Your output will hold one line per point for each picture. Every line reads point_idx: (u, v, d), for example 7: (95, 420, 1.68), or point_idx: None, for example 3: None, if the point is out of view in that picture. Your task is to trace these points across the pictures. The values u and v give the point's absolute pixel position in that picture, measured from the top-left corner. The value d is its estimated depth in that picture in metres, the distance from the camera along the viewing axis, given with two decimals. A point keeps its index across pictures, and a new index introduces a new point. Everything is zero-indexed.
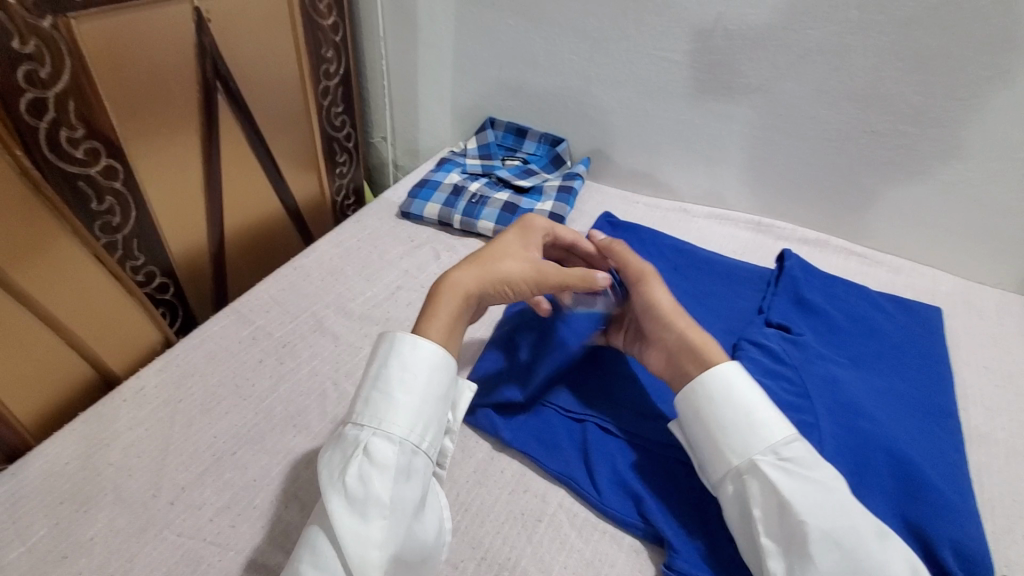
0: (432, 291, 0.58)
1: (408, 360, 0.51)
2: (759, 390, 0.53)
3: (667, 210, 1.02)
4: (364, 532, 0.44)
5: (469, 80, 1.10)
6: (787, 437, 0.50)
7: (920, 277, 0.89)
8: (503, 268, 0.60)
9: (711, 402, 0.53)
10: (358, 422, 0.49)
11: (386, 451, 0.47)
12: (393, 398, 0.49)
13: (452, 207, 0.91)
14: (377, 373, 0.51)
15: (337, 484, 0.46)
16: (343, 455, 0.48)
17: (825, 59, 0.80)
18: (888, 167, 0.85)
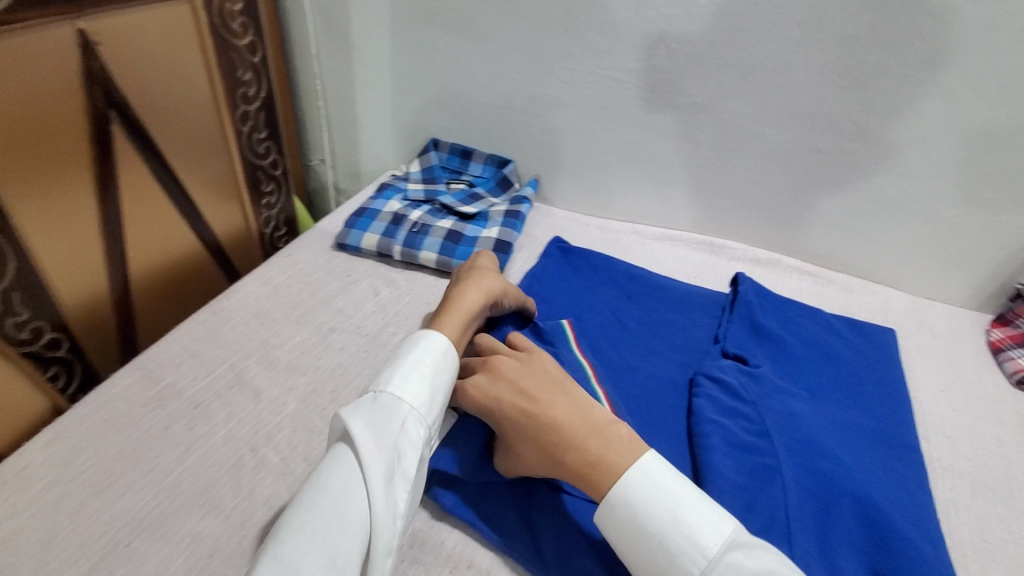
0: (442, 308, 0.62)
1: (442, 355, 0.54)
2: (669, 495, 0.44)
3: (619, 233, 0.98)
4: (391, 502, 0.44)
5: (409, 100, 1.05)
6: (713, 559, 0.40)
7: (872, 295, 0.87)
8: (494, 283, 0.66)
9: (620, 518, 0.44)
10: (398, 394, 0.49)
11: (419, 434, 0.49)
12: (430, 386, 0.51)
13: (392, 236, 0.84)
14: (418, 358, 0.52)
15: (374, 446, 0.45)
16: (379, 419, 0.47)
17: (768, 78, 0.79)
18: (835, 186, 0.83)
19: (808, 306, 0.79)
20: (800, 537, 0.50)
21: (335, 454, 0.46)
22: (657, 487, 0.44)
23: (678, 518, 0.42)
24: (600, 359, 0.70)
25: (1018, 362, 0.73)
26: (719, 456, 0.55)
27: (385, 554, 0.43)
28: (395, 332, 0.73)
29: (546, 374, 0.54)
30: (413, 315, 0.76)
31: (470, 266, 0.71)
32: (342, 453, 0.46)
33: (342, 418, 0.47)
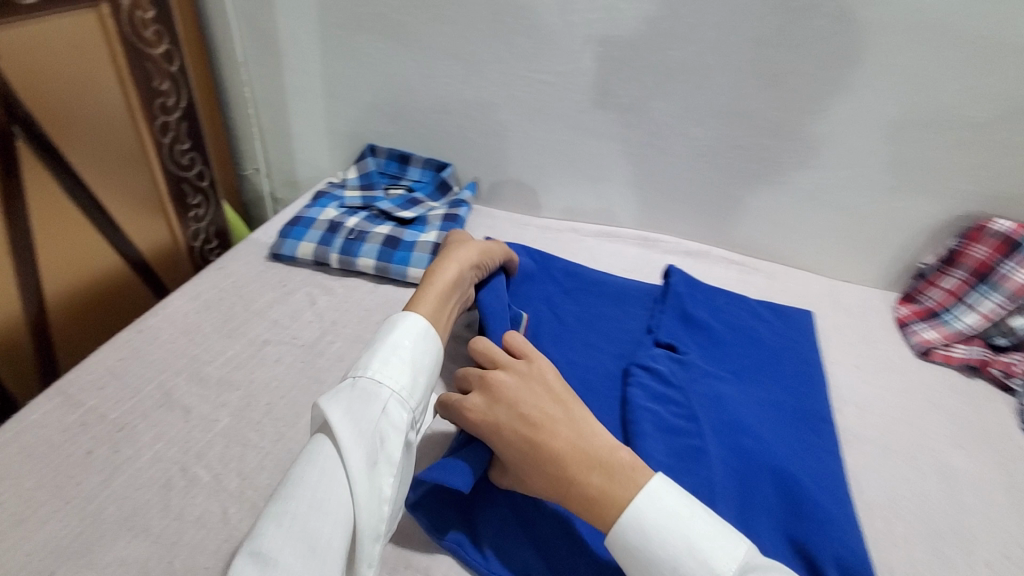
0: (420, 285, 0.64)
1: (423, 337, 0.56)
2: (680, 520, 0.44)
3: (558, 231, 1.00)
4: (374, 488, 0.46)
5: (344, 106, 1.04)
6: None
7: (794, 281, 0.92)
8: (464, 254, 0.68)
9: (629, 544, 0.44)
10: (377, 380, 0.50)
11: (401, 417, 0.50)
12: (411, 369, 0.53)
13: (328, 245, 0.83)
14: (397, 343, 0.53)
15: (353, 432, 0.47)
16: (358, 407, 0.48)
17: (688, 78, 0.82)
18: (756, 179, 0.88)
19: (736, 293, 0.83)
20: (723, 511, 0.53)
21: (316, 441, 0.48)
22: (667, 512, 0.44)
23: (691, 543, 0.43)
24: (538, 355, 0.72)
25: (922, 335, 0.79)
26: (650, 441, 0.57)
27: (370, 537, 0.46)
28: (333, 340, 0.72)
29: (547, 392, 0.52)
30: (351, 322, 0.75)
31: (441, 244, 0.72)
32: (321, 441, 0.47)
33: (321, 407, 0.48)
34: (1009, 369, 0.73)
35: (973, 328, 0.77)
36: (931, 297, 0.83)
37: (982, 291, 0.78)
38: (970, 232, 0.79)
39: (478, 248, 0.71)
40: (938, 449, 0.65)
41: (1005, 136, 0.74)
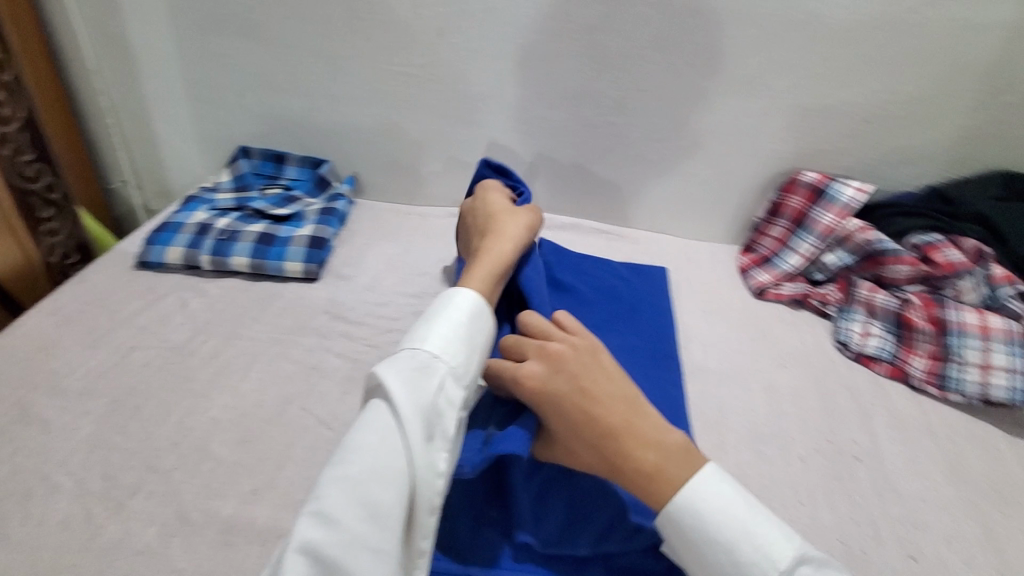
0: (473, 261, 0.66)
1: (475, 316, 0.55)
2: (736, 508, 0.45)
3: (439, 217, 1.04)
4: (434, 460, 0.45)
5: (212, 110, 1.03)
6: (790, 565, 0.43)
7: (653, 244, 1.01)
8: (514, 235, 0.70)
9: (681, 523, 0.45)
10: (435, 355, 0.49)
11: (457, 394, 0.49)
12: (465, 348, 0.52)
13: (198, 247, 0.83)
14: (454, 320, 0.53)
15: (415, 403, 0.45)
16: (419, 377, 0.47)
17: (537, 65, 0.89)
18: (610, 155, 0.96)
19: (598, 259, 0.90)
20: None
21: (372, 407, 0.46)
22: (721, 497, 0.45)
23: (748, 529, 0.44)
24: None
25: (757, 279, 0.91)
26: None
27: (427, 511, 0.44)
28: (205, 339, 0.72)
29: (600, 368, 0.52)
30: (225, 320, 0.75)
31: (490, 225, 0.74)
32: (382, 407, 0.45)
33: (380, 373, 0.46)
34: (825, 299, 0.86)
35: (795, 268, 0.89)
36: (764, 245, 0.94)
37: (800, 236, 0.90)
38: (786, 185, 0.92)
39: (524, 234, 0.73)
40: (765, 371, 0.76)
41: (802, 101, 0.86)
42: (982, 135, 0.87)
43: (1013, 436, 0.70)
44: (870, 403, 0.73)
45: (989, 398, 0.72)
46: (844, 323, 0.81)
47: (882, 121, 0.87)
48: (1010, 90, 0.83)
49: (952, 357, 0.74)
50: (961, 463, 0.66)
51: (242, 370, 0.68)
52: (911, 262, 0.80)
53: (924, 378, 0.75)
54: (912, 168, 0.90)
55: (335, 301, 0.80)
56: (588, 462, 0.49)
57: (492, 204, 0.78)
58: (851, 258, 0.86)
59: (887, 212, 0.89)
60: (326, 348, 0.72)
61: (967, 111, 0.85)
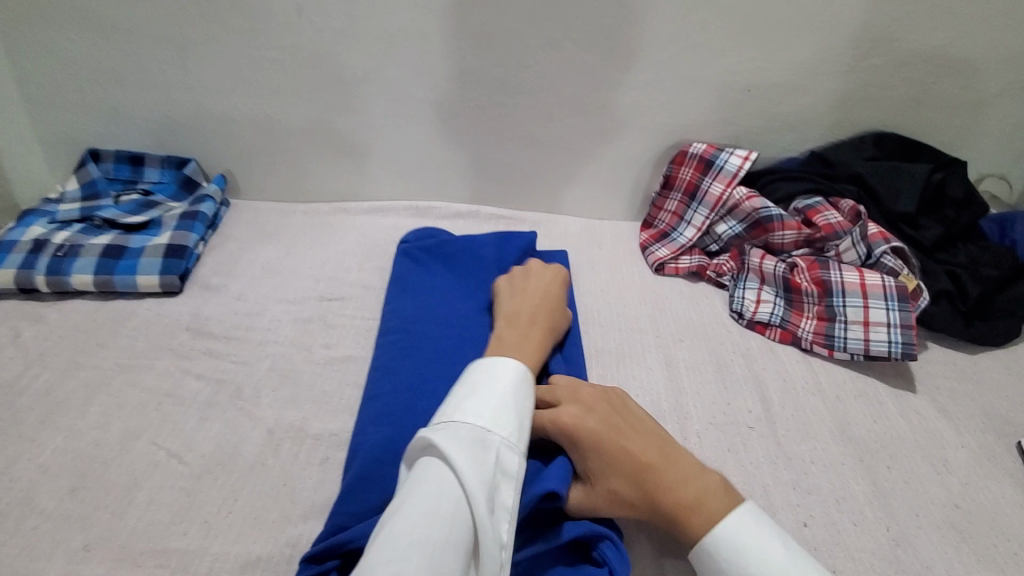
0: (509, 338, 0.58)
1: (522, 383, 0.50)
2: (772, 549, 0.44)
3: (326, 213, 0.96)
4: (495, 537, 0.41)
5: (50, 110, 0.90)
6: None
7: (555, 226, 0.98)
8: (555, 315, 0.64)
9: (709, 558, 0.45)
10: (488, 425, 0.45)
11: (515, 465, 0.45)
12: (518, 414, 0.47)
13: (31, 268, 0.72)
14: (503, 386, 0.48)
15: (477, 479, 0.42)
16: (475, 450, 0.43)
17: (411, 43, 0.83)
18: (501, 136, 0.92)
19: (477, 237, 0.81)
20: None
21: (425, 475, 0.42)
22: (752, 538, 0.44)
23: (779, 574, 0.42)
24: (292, 341, 0.69)
25: (655, 254, 0.90)
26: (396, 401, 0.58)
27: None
28: (38, 373, 0.63)
29: (636, 415, 0.53)
30: (64, 349, 0.66)
31: (525, 289, 0.67)
32: (438, 476, 0.42)
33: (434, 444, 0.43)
34: (720, 269, 0.86)
35: (691, 240, 0.89)
36: (662, 219, 0.94)
37: (694, 208, 0.90)
38: (677, 157, 0.91)
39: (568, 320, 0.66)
40: (663, 346, 0.75)
41: (686, 72, 0.85)
42: (853, 98, 0.89)
43: (897, 389, 0.73)
44: (764, 370, 0.73)
45: (871, 353, 0.73)
46: (738, 292, 0.81)
47: (762, 89, 0.87)
48: (875, 52, 0.85)
49: (836, 317, 0.76)
50: (848, 420, 0.68)
51: (81, 405, 0.59)
52: (795, 226, 0.82)
53: (813, 339, 0.76)
54: (794, 134, 0.92)
55: (199, 315, 0.71)
56: (627, 500, 0.48)
57: (536, 267, 0.71)
58: (741, 226, 0.87)
59: (772, 179, 0.90)
60: (185, 370, 0.64)
61: (839, 75, 0.87)
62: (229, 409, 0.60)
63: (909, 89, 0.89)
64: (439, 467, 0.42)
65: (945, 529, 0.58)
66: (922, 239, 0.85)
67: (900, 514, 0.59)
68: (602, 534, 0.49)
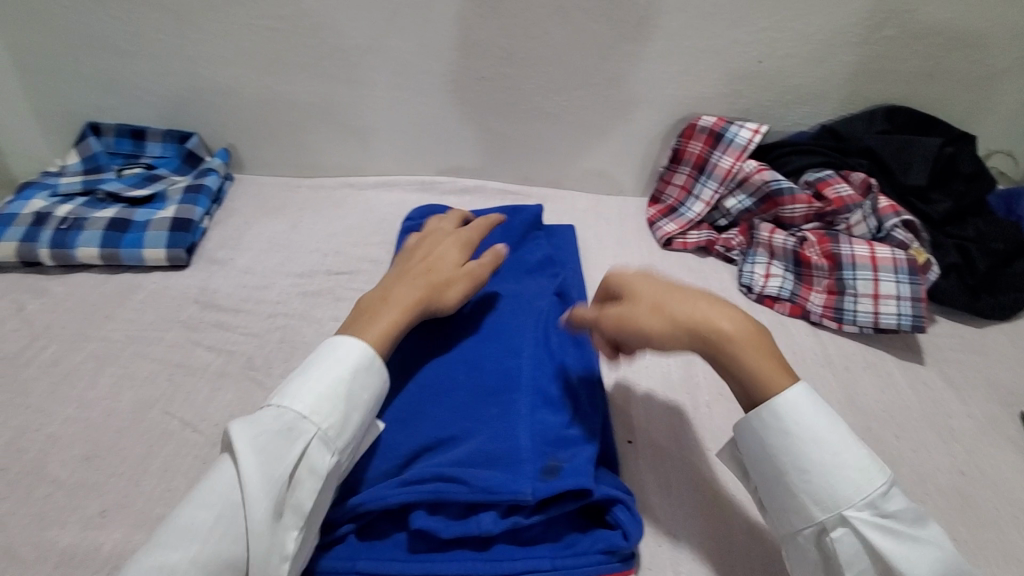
0: (368, 307, 0.55)
1: (362, 368, 0.49)
2: (835, 423, 0.46)
3: (331, 188, 0.95)
4: (273, 533, 0.42)
5: (47, 82, 0.88)
6: (884, 488, 0.44)
7: (562, 201, 0.97)
8: (433, 275, 0.60)
9: (776, 418, 0.46)
10: (303, 415, 0.45)
11: (323, 460, 0.45)
12: (342, 406, 0.47)
13: (34, 240, 0.71)
14: (334, 373, 0.47)
15: (261, 473, 0.42)
16: (272, 443, 0.44)
17: (415, 12, 0.81)
18: (507, 109, 0.90)
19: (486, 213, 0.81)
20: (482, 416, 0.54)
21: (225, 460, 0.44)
22: (820, 414, 0.46)
23: (842, 445, 0.45)
24: (300, 313, 0.68)
25: (663, 228, 0.89)
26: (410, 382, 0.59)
27: None
28: (45, 345, 0.62)
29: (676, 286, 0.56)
30: (71, 321, 0.65)
31: (411, 259, 0.63)
32: (230, 466, 0.44)
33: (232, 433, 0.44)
34: (729, 244, 0.85)
35: (699, 215, 0.89)
36: (670, 194, 0.93)
37: (703, 182, 0.89)
38: (686, 130, 0.90)
39: (470, 279, 0.61)
40: None
41: (694, 43, 0.84)
42: (864, 71, 0.88)
43: (905, 360, 0.73)
44: (774, 342, 0.73)
45: (880, 326, 0.73)
46: (747, 266, 0.81)
47: (772, 61, 0.86)
48: (888, 24, 0.83)
49: (845, 290, 0.75)
50: (856, 392, 0.68)
51: (90, 375, 0.59)
52: (805, 200, 0.81)
53: (823, 313, 0.76)
54: (802, 107, 0.91)
55: (206, 288, 0.71)
56: (676, 317, 0.48)
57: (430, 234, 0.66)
58: (750, 201, 0.86)
59: (783, 152, 0.89)
60: (194, 342, 0.64)
61: (850, 46, 0.85)
62: (241, 380, 0.60)
63: (921, 61, 0.87)
64: (230, 458, 0.44)
65: (951, 496, 0.59)
66: (932, 214, 0.85)
67: (908, 481, 0.59)
68: (615, 499, 0.49)
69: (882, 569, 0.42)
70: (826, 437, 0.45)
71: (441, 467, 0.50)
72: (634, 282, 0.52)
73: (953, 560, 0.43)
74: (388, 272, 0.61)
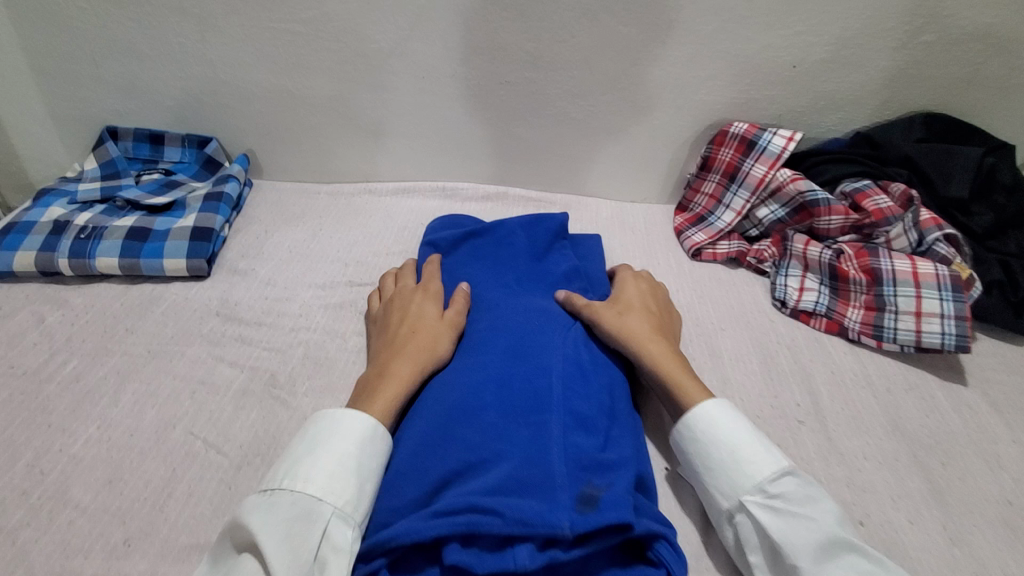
0: (367, 388, 0.56)
1: (370, 441, 0.50)
2: (739, 422, 0.53)
3: (351, 194, 0.93)
4: None
5: (65, 86, 0.87)
6: (775, 473, 0.49)
7: (586, 208, 0.95)
8: (417, 333, 0.61)
9: (683, 426, 0.55)
10: (318, 496, 0.46)
11: (345, 536, 0.45)
12: (356, 478, 0.48)
13: (53, 250, 0.70)
14: (344, 449, 0.49)
15: (287, 562, 0.42)
16: (296, 528, 0.44)
17: (439, 15, 0.79)
18: (531, 115, 0.88)
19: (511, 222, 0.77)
20: (512, 439, 0.51)
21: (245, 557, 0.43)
22: (723, 417, 0.53)
23: (737, 442, 0.52)
24: (324, 327, 0.67)
25: (692, 238, 0.87)
26: (432, 399, 0.55)
27: None
28: (66, 360, 0.61)
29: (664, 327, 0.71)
30: (92, 335, 0.64)
31: (393, 323, 0.64)
32: (248, 560, 0.43)
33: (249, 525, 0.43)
34: (761, 255, 0.83)
35: (730, 225, 0.86)
36: (699, 203, 0.90)
37: (734, 191, 0.87)
38: (717, 137, 0.88)
39: (453, 327, 0.63)
40: (704, 336, 0.73)
41: (727, 48, 0.81)
42: (902, 76, 0.84)
43: (947, 381, 0.70)
44: (809, 361, 0.71)
45: (922, 345, 0.70)
46: (781, 279, 0.79)
47: (807, 67, 0.83)
48: (928, 28, 0.80)
49: (886, 307, 0.72)
50: (899, 415, 0.65)
51: (111, 392, 0.58)
52: (843, 211, 0.79)
53: (861, 330, 0.73)
54: (837, 114, 0.88)
55: (228, 300, 0.69)
56: (640, 320, 0.63)
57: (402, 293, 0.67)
58: (783, 211, 0.83)
59: (818, 160, 0.86)
60: (217, 357, 0.62)
61: (888, 52, 0.82)
62: (265, 399, 0.58)
63: (962, 67, 0.84)
64: (252, 553, 0.43)
65: (1002, 529, 0.56)
66: (973, 226, 0.82)
67: (955, 511, 0.57)
68: (657, 534, 0.47)
69: (773, 547, 0.47)
70: (722, 433, 0.52)
71: (474, 496, 0.47)
72: (629, 289, 0.68)
73: (837, 539, 0.45)
74: (377, 345, 0.62)
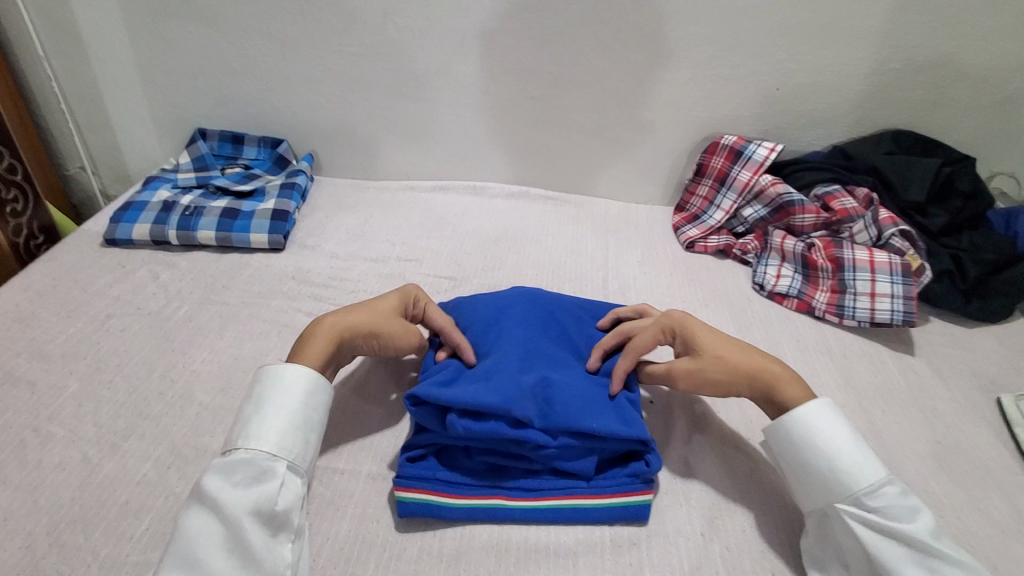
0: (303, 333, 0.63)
1: (311, 394, 0.57)
2: (841, 432, 0.57)
3: (395, 189, 1.09)
4: (279, 553, 0.49)
5: (166, 95, 1.05)
6: (875, 486, 0.53)
7: (596, 206, 1.10)
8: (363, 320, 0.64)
9: (781, 431, 0.59)
10: (273, 454, 0.52)
11: (298, 483, 0.53)
12: (303, 432, 0.55)
13: (164, 223, 0.87)
14: (292, 407, 0.55)
15: (248, 509, 0.48)
16: (255, 482, 0.50)
17: (477, 43, 0.95)
18: (551, 126, 1.04)
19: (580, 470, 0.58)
20: None
21: (193, 511, 0.48)
22: (824, 427, 0.57)
23: (836, 452, 0.56)
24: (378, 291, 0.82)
25: (687, 233, 1.01)
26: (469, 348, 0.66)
27: None
28: (179, 305, 0.77)
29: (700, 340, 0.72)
30: (196, 288, 0.80)
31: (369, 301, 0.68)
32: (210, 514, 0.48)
33: (210, 487, 0.48)
34: (745, 248, 0.96)
35: (719, 222, 1.01)
36: (694, 204, 1.05)
37: (724, 193, 1.01)
38: (710, 147, 1.02)
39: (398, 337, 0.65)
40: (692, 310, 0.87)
41: (718, 71, 0.96)
42: (873, 98, 0.99)
43: (897, 351, 0.83)
44: (779, 332, 0.84)
45: (876, 320, 0.84)
46: (761, 267, 0.92)
47: (789, 89, 0.97)
48: (894, 57, 0.94)
49: (847, 289, 0.86)
50: (852, 375, 0.78)
51: (216, 329, 0.74)
52: (814, 210, 0.93)
53: (825, 309, 0.86)
54: (815, 130, 1.02)
55: (301, 268, 0.85)
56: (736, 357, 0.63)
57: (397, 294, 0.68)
58: (765, 210, 0.98)
59: (797, 169, 1.01)
60: (295, 308, 0.78)
61: (860, 76, 0.96)
62: None
63: (926, 91, 0.98)
64: (214, 512, 0.48)
65: (929, 461, 0.68)
66: (930, 226, 0.94)
67: (890, 446, 0.69)
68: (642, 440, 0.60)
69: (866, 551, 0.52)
70: (822, 442, 0.57)
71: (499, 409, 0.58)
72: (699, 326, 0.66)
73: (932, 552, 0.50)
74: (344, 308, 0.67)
